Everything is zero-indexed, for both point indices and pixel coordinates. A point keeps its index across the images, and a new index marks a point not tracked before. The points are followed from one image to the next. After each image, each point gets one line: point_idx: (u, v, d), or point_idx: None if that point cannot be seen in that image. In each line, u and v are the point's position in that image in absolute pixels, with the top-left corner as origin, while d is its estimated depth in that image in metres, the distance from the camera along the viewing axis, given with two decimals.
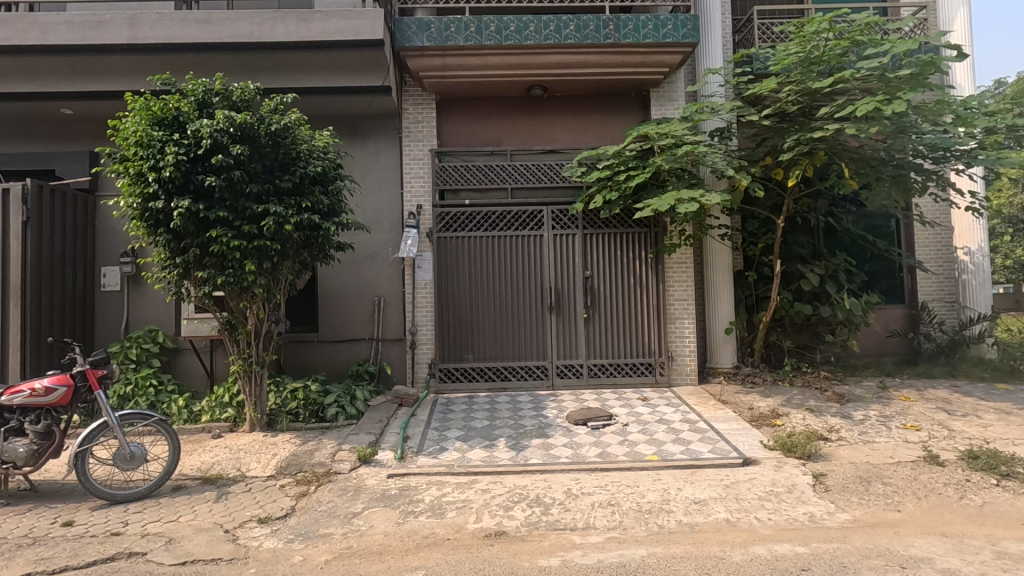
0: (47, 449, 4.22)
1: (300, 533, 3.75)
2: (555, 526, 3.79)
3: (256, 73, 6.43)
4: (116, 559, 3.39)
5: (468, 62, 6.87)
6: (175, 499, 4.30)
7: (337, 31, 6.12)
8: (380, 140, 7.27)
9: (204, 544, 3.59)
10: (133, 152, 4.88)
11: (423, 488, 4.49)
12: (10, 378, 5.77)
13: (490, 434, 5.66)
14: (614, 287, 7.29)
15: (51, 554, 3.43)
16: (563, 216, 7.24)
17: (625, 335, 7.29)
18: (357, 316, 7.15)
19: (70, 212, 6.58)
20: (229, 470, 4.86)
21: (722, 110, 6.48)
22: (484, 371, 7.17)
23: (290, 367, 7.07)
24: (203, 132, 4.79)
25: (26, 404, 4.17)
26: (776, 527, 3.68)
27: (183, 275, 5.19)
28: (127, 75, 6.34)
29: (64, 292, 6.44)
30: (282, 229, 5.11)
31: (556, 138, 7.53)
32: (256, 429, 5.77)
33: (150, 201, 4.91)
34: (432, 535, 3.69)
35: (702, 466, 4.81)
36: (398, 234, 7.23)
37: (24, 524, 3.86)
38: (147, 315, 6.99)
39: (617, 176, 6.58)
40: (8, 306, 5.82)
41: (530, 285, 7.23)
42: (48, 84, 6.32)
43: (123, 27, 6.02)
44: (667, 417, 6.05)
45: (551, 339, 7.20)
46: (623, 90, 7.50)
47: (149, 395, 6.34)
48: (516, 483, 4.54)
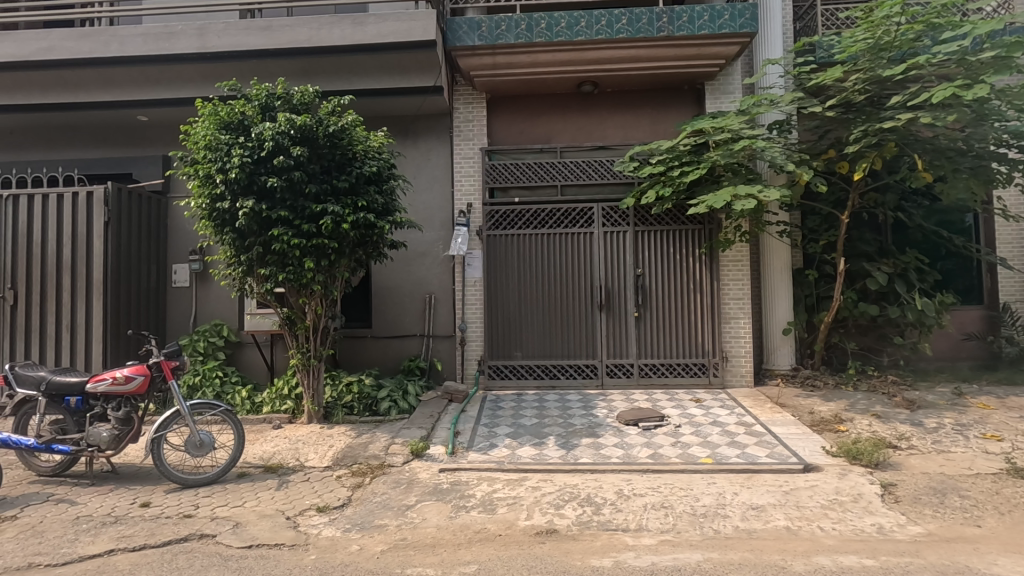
0: (126, 434, 4.53)
1: (357, 524, 3.86)
2: (606, 527, 3.75)
3: (314, 76, 6.64)
4: (188, 539, 3.60)
5: (519, 60, 6.87)
6: (241, 485, 4.53)
7: (390, 33, 6.27)
8: (430, 140, 7.38)
9: (268, 529, 3.75)
10: (202, 155, 5.13)
11: (474, 483, 4.54)
12: (94, 367, 6.20)
13: (539, 432, 5.66)
14: (665, 285, 7.14)
15: (130, 533, 3.66)
16: (613, 212, 7.15)
17: (677, 335, 7.12)
18: (409, 313, 7.29)
19: (145, 212, 7.01)
20: (289, 460, 5.07)
21: (782, 102, 6.23)
22: (533, 369, 7.16)
23: (344, 362, 7.29)
24: (266, 134, 4.99)
25: (109, 392, 4.47)
26: (841, 538, 3.52)
27: (246, 272, 5.44)
28: (196, 82, 6.68)
29: (139, 288, 6.87)
30: (340, 228, 5.28)
31: (606, 134, 7.44)
32: (313, 421, 5.97)
33: (217, 202, 5.17)
34: (484, 530, 3.72)
35: (760, 471, 4.64)
36: (449, 232, 7.32)
37: (107, 503, 4.15)
38: (212, 310, 7.36)
39: (670, 172, 6.44)
40: (92, 300, 6.27)
41: (579, 283, 7.18)
42: (127, 93, 6.75)
43: (193, 37, 6.38)
44: (722, 419, 5.88)
45: (600, 337, 7.13)
46: (676, 84, 7.33)
47: (215, 386, 6.64)
48: (566, 482, 4.52)
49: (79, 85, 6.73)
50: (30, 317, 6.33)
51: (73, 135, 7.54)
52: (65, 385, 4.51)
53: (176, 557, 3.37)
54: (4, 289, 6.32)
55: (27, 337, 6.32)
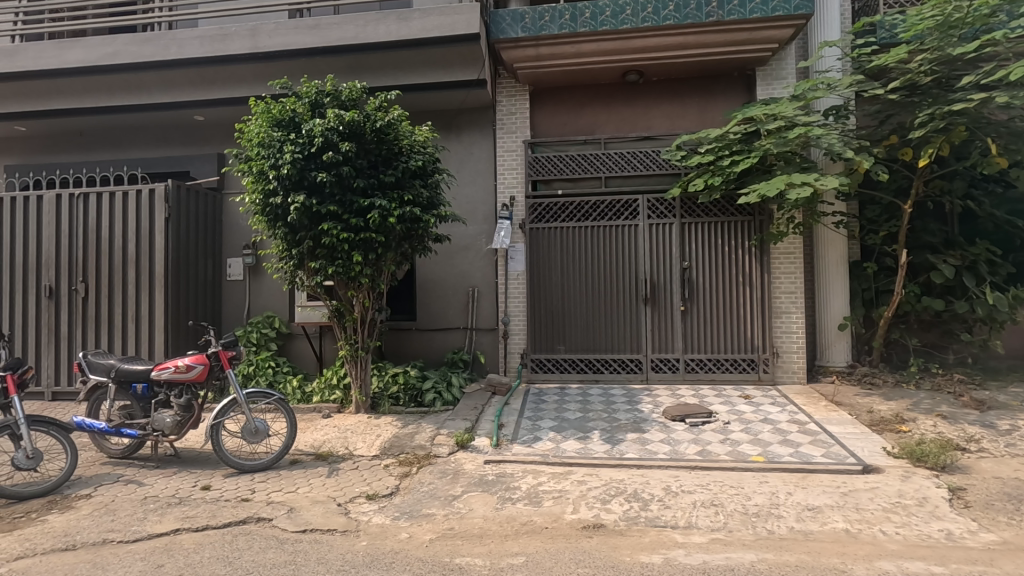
0: (188, 420, 4.75)
1: (406, 512, 3.93)
2: (655, 523, 3.69)
3: (360, 72, 6.74)
4: (247, 522, 3.74)
5: (562, 50, 6.80)
6: (293, 472, 4.68)
7: (434, 27, 6.29)
8: (474, 133, 7.40)
9: (321, 515, 3.87)
10: (256, 152, 5.28)
11: (519, 476, 4.55)
12: (157, 356, 6.53)
13: (584, 426, 5.63)
14: (713, 278, 6.96)
15: (194, 514, 3.84)
16: (659, 204, 7.02)
17: (726, 329, 6.93)
18: (452, 306, 7.35)
19: (202, 207, 7.31)
20: (338, 448, 5.21)
21: (840, 86, 5.94)
22: (576, 363, 7.13)
23: (389, 354, 7.42)
24: (316, 131, 5.10)
25: (171, 379, 4.67)
26: (905, 543, 3.35)
27: (298, 265, 5.59)
28: (249, 82, 6.90)
29: (198, 280, 7.18)
30: (386, 222, 5.38)
31: (652, 124, 7.28)
32: (361, 410, 6.12)
33: (270, 197, 5.31)
34: (531, 522, 3.73)
35: (815, 470, 4.48)
36: (491, 225, 7.33)
37: (172, 485, 4.37)
38: (265, 303, 7.63)
39: (720, 162, 6.25)
40: (154, 292, 6.59)
41: (624, 276, 7.08)
42: (185, 94, 7.04)
43: (246, 38, 6.58)
44: (773, 417, 5.69)
45: (645, 331, 7.01)
46: (726, 71, 7.10)
47: (268, 375, 6.88)
48: (612, 477, 4.48)
49: (142, 87, 7.05)
50: (99, 309, 6.71)
51: (136, 136, 7.92)
52: (132, 372, 4.75)
53: (236, 538, 3.51)
54: (77, 281, 6.72)
55: (97, 327, 6.71)
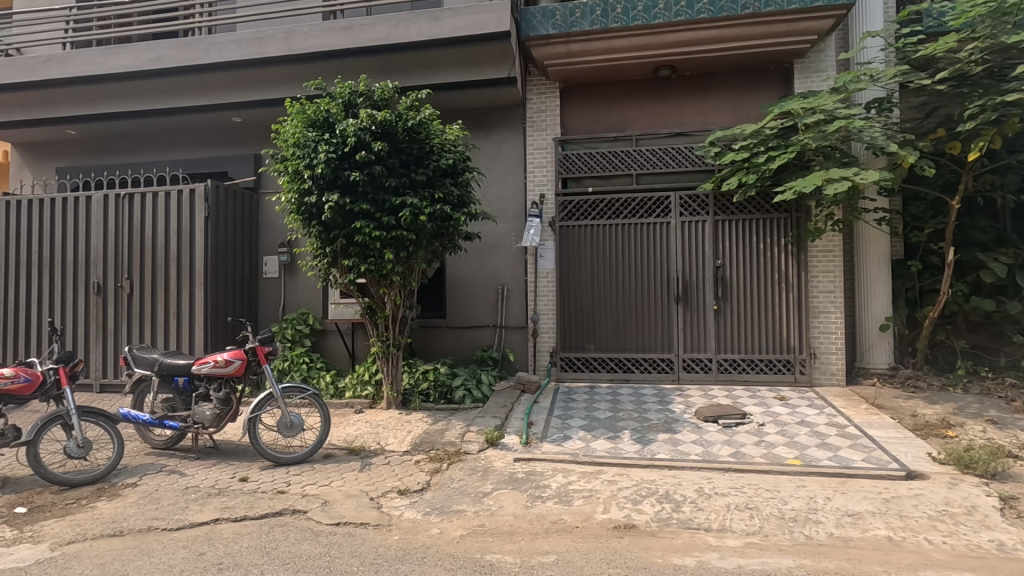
0: (226, 414, 4.89)
1: (437, 507, 3.97)
2: (687, 525, 3.64)
3: (392, 72, 6.82)
4: (283, 514, 3.83)
5: (593, 47, 6.74)
6: (327, 466, 4.77)
7: (465, 26, 6.32)
8: (504, 131, 7.40)
9: (354, 508, 3.93)
10: (292, 152, 5.38)
11: (549, 474, 4.54)
12: (197, 351, 6.74)
13: (614, 425, 5.58)
14: (747, 276, 6.80)
15: (232, 505, 3.95)
16: (691, 201, 6.90)
17: (760, 329, 6.77)
18: (482, 303, 7.37)
19: (240, 207, 7.51)
20: (370, 443, 5.28)
21: (883, 78, 5.77)
22: (606, 362, 7.08)
23: (420, 351, 7.49)
24: (349, 131, 5.19)
25: (211, 374, 4.82)
26: (953, 553, 3.21)
27: (331, 263, 5.68)
28: (285, 83, 7.06)
29: (235, 278, 7.39)
30: (418, 220, 5.44)
31: (685, 120, 7.15)
32: (392, 406, 6.20)
33: (305, 196, 5.40)
34: (561, 521, 3.71)
35: (855, 475, 4.34)
36: (521, 224, 7.31)
37: (211, 476, 4.51)
38: (300, 300, 7.79)
39: (755, 158, 6.11)
40: (194, 289, 6.81)
41: (655, 275, 6.98)
42: (223, 96, 7.24)
43: (281, 40, 6.72)
44: (810, 419, 5.54)
45: (677, 330, 6.91)
46: (762, 64, 6.93)
47: (303, 370, 7.03)
48: (643, 477, 4.42)
49: (183, 90, 7.28)
50: (143, 305, 6.97)
51: (177, 138, 8.18)
52: (174, 366, 4.91)
53: (273, 530, 3.60)
54: (122, 278, 6.99)
55: (141, 322, 6.96)
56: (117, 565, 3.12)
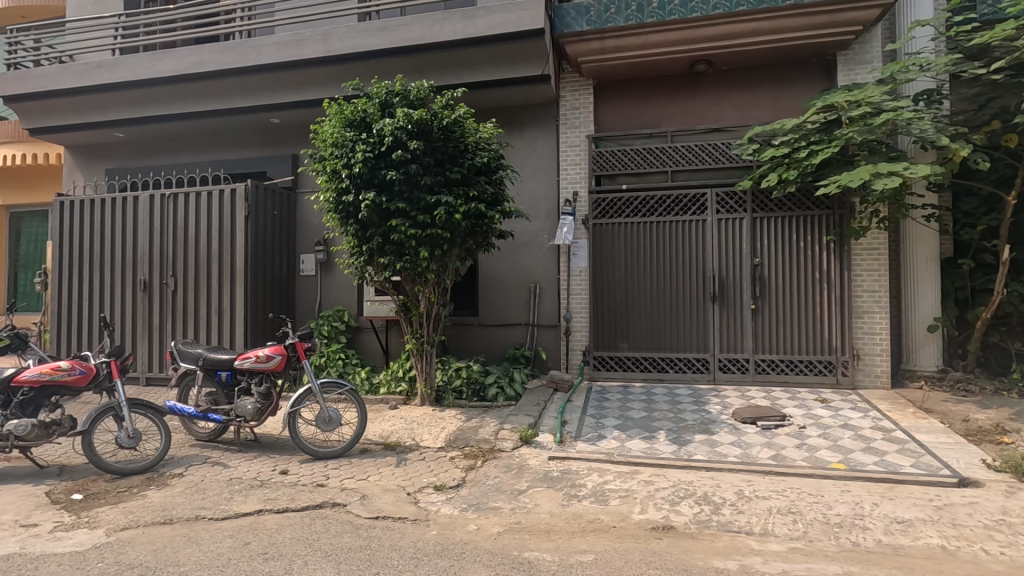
0: (267, 408, 5.02)
1: (473, 504, 3.99)
2: (727, 528, 3.57)
3: (426, 72, 6.88)
4: (323, 506, 3.91)
5: (628, 42, 6.66)
6: (364, 460, 4.85)
7: (499, 24, 6.37)
8: (536, 129, 7.36)
9: (392, 503, 3.99)
10: (330, 152, 5.47)
11: (584, 473, 4.51)
12: (238, 347, 6.94)
13: (649, 425, 5.51)
14: (787, 275, 6.64)
15: (274, 497, 4.05)
16: (729, 198, 6.76)
17: (800, 329, 6.60)
18: (514, 301, 7.35)
19: (279, 206, 7.69)
20: (405, 439, 5.35)
21: (934, 67, 5.60)
22: (640, 361, 6.99)
23: (453, 348, 7.53)
24: (386, 130, 5.24)
25: (253, 369, 4.94)
26: (1011, 565, 3.07)
27: (367, 261, 5.76)
28: (322, 84, 7.19)
29: (274, 275, 7.57)
30: (452, 218, 5.47)
31: (721, 115, 7.01)
32: (426, 403, 6.26)
33: (342, 195, 5.48)
34: (597, 520, 3.69)
35: (903, 481, 4.18)
36: (554, 222, 7.27)
37: (254, 468, 4.64)
38: (335, 297, 7.93)
39: (796, 153, 5.96)
40: (235, 286, 7.00)
41: (691, 273, 6.87)
42: (263, 98, 7.42)
43: (319, 42, 6.87)
44: (854, 422, 5.37)
45: (713, 330, 6.78)
46: (802, 57, 6.74)
47: (338, 366, 7.15)
48: (681, 478, 4.36)
49: (225, 93, 7.49)
50: (187, 301, 7.20)
51: (218, 139, 8.41)
52: (217, 361, 5.03)
53: (314, 522, 3.67)
54: (167, 276, 7.23)
55: (185, 318, 7.20)
56: (167, 552, 3.23)
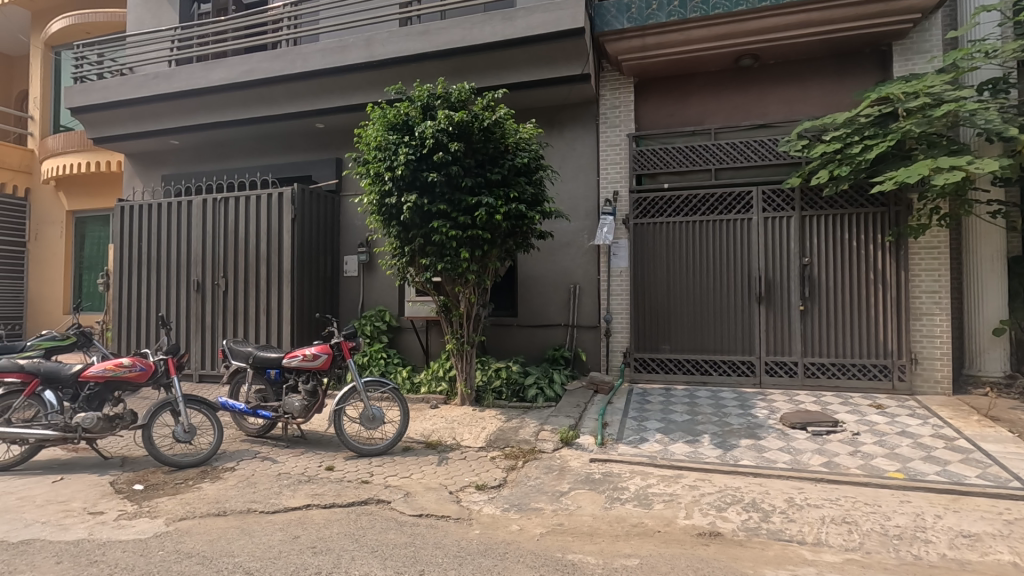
0: (313, 406, 5.15)
1: (515, 504, 3.99)
2: (778, 536, 3.45)
3: (466, 74, 6.93)
4: (368, 503, 3.98)
5: (670, 39, 6.56)
6: (406, 458, 4.91)
7: (539, 25, 6.38)
8: (576, 129, 7.31)
9: (435, 501, 4.03)
10: (373, 155, 5.57)
11: (627, 476, 4.45)
12: (285, 345, 7.16)
13: (692, 429, 5.39)
14: (838, 275, 6.39)
15: (321, 492, 4.15)
16: (776, 196, 6.56)
17: (852, 332, 6.33)
18: (553, 302, 7.32)
19: (324, 208, 7.89)
20: (447, 438, 5.40)
21: (1001, 54, 5.30)
22: (682, 363, 6.85)
23: (492, 349, 7.55)
24: (428, 133, 5.30)
25: (300, 367, 5.08)
26: None
27: (409, 261, 5.84)
28: (365, 89, 7.33)
29: (319, 276, 7.77)
30: (493, 219, 5.51)
31: (768, 111, 6.81)
32: (466, 403, 6.30)
33: (385, 198, 5.57)
34: (641, 524, 3.63)
35: (968, 493, 3.96)
36: (594, 221, 7.22)
37: (301, 464, 4.76)
38: (377, 297, 8.06)
39: (848, 148, 5.73)
40: (283, 287, 7.24)
41: (735, 274, 6.69)
42: (308, 103, 7.62)
43: (363, 48, 7.03)
44: (912, 430, 5.11)
45: (759, 331, 6.59)
46: (855, 48, 6.47)
47: (381, 366, 7.28)
48: (727, 484, 4.24)
49: (272, 99, 7.73)
50: (237, 301, 7.47)
51: (266, 144, 8.70)
52: (267, 359, 5.20)
53: (360, 518, 3.74)
54: (219, 277, 7.53)
55: (235, 317, 7.47)
56: (223, 542, 3.36)
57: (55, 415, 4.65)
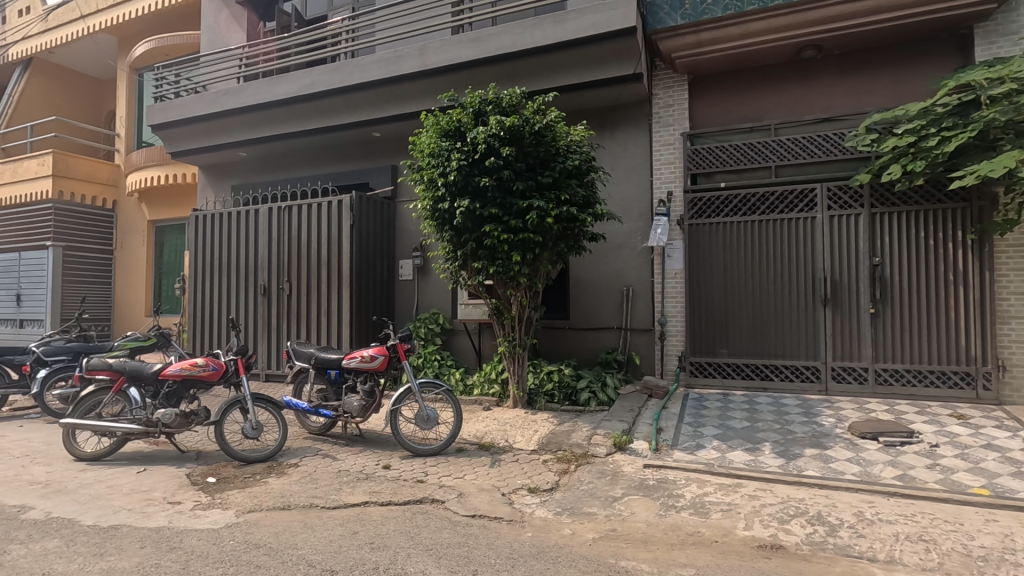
0: (371, 405, 5.32)
1: (567, 508, 3.98)
2: (846, 552, 3.27)
3: (517, 78, 6.99)
4: (423, 501, 4.08)
5: (726, 33, 6.38)
6: (460, 459, 5.00)
7: (590, 26, 6.36)
8: (629, 129, 7.21)
9: (488, 502, 4.07)
10: (427, 162, 5.70)
11: (683, 483, 4.34)
12: (344, 347, 7.43)
13: (752, 436, 5.20)
14: (912, 276, 6.00)
15: (379, 489, 4.28)
16: (842, 193, 6.24)
17: (929, 336, 5.93)
18: (606, 305, 7.24)
19: (380, 214, 8.15)
20: (499, 440, 5.45)
21: None
22: (741, 368, 6.61)
23: (544, 352, 7.53)
24: (480, 138, 5.38)
25: (358, 368, 5.26)
26: None
27: (461, 265, 5.93)
28: (419, 97, 7.52)
29: (375, 280, 8.02)
30: (544, 222, 5.52)
31: (833, 104, 6.50)
32: (518, 405, 6.32)
33: (439, 203, 5.69)
34: (698, 533, 3.53)
35: None
36: (647, 223, 7.09)
37: (360, 462, 4.94)
38: (430, 300, 8.23)
39: (924, 141, 5.40)
40: (342, 290, 7.52)
41: (798, 275, 6.41)
42: (365, 113, 7.89)
43: (417, 57, 7.23)
44: (999, 443, 4.72)
45: (824, 335, 6.28)
46: (930, 33, 6.07)
47: (435, 367, 7.45)
48: (791, 495, 4.06)
49: (332, 110, 8.05)
50: (299, 304, 7.82)
51: (326, 154, 9.06)
52: (327, 360, 5.41)
53: (415, 516, 3.83)
54: (283, 281, 7.91)
55: (298, 320, 7.82)
56: (287, 535, 3.52)
57: (139, 410, 5.01)
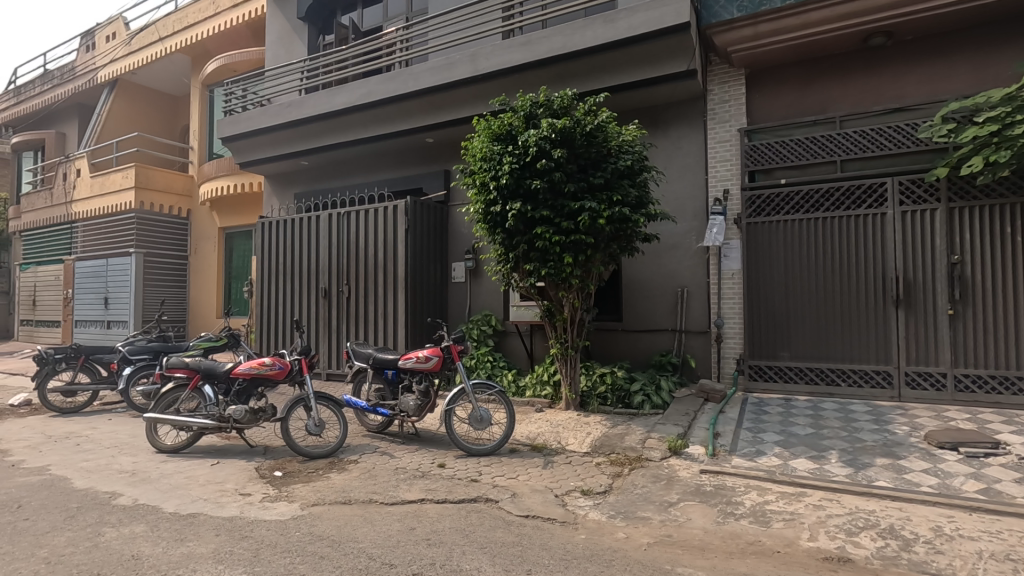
0: (426, 405, 5.46)
1: (621, 511, 3.94)
2: (922, 568, 3.09)
3: (567, 80, 6.97)
4: (477, 500, 4.15)
5: (786, 24, 6.15)
6: (513, 459, 5.04)
7: (642, 24, 6.28)
8: (683, 127, 7.06)
9: (541, 503, 4.09)
10: (478, 166, 5.78)
11: (742, 491, 4.21)
12: (400, 347, 7.64)
13: (818, 443, 4.97)
14: (996, 274, 5.58)
15: (435, 487, 4.39)
16: (915, 187, 5.89)
17: (1015, 339, 5.50)
18: (660, 307, 7.11)
19: (434, 218, 8.33)
20: (552, 442, 5.46)
21: None
22: (805, 372, 6.33)
23: (596, 354, 7.46)
24: (531, 141, 5.42)
25: (413, 368, 5.41)
26: None
27: (513, 267, 5.96)
28: (470, 102, 7.64)
29: (429, 282, 8.20)
30: (596, 223, 5.49)
31: (905, 93, 6.13)
32: (570, 408, 6.30)
33: (490, 206, 5.74)
34: (758, 543, 3.42)
35: None
36: (702, 222, 6.91)
37: (416, 460, 5.07)
38: (483, 302, 8.33)
39: (1008, 130, 5.09)
40: (397, 293, 7.75)
41: (866, 274, 6.08)
42: (419, 119, 8.10)
43: (468, 63, 7.35)
44: None
45: (896, 338, 5.93)
46: (1014, 12, 5.64)
47: (487, 368, 7.54)
48: (860, 506, 3.86)
49: (387, 118, 8.31)
50: (358, 307, 8.10)
51: (382, 160, 9.34)
52: (384, 360, 5.59)
53: (470, 514, 3.90)
54: (343, 284, 8.21)
55: (356, 321, 8.10)
56: (349, 528, 3.67)
57: (213, 407, 5.33)
